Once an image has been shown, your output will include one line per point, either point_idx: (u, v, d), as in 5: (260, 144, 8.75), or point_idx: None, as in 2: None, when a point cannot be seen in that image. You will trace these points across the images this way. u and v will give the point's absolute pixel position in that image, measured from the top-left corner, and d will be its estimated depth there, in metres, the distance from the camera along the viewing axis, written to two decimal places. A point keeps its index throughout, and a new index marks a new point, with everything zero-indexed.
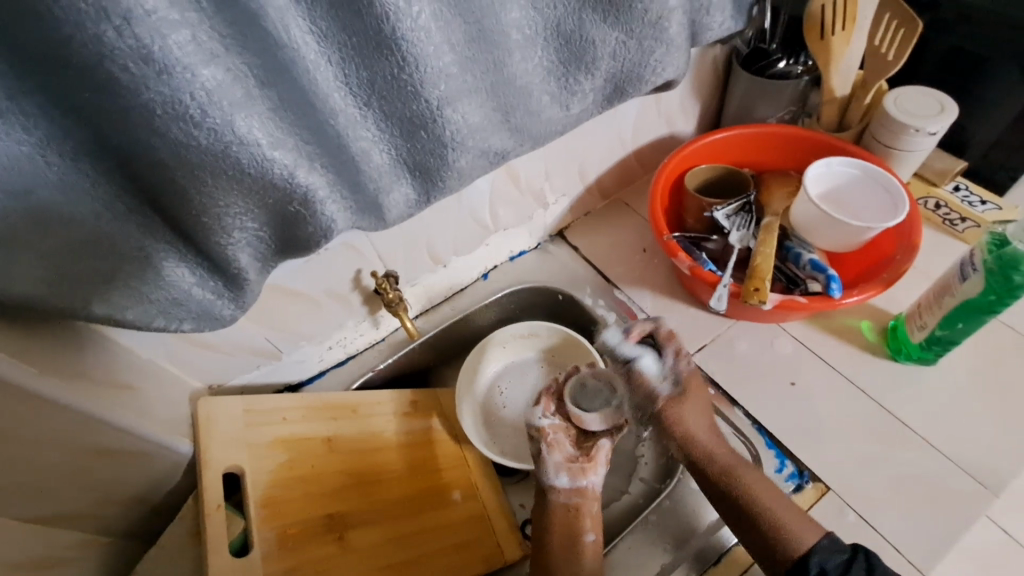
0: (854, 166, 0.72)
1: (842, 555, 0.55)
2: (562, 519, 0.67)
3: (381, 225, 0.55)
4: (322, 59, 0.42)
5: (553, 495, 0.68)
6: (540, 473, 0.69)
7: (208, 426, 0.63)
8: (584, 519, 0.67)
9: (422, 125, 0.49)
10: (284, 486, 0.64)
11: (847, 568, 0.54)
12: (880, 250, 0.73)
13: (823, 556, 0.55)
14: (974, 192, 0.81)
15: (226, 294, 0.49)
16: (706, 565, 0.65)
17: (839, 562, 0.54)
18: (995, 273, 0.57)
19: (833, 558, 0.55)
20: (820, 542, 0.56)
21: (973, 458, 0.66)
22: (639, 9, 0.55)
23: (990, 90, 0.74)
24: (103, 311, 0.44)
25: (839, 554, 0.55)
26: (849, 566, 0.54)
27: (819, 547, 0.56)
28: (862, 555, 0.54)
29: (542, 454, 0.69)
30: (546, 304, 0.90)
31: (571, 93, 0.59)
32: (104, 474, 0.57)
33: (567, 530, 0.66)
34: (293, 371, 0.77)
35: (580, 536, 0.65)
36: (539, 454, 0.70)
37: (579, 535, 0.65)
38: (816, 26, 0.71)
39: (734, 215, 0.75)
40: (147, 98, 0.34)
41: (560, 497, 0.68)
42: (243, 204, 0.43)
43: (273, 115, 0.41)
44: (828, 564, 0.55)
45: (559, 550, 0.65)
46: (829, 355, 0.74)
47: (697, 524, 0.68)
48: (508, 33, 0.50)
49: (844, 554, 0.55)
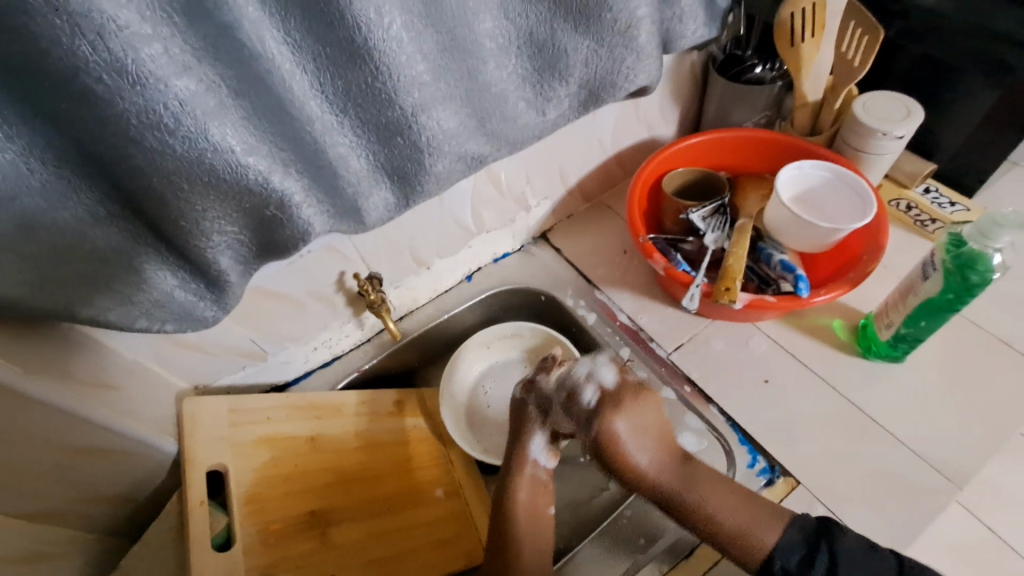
0: (826, 169, 0.74)
1: (803, 547, 0.57)
2: (527, 488, 0.69)
3: (360, 228, 0.57)
4: (297, 69, 0.43)
5: (527, 466, 0.70)
6: (525, 441, 0.71)
7: (192, 423, 0.65)
8: (542, 495, 0.70)
9: (398, 130, 0.50)
10: (267, 483, 0.65)
11: (808, 564, 0.56)
12: (851, 251, 0.75)
13: (785, 552, 0.57)
14: (944, 194, 0.83)
15: (208, 296, 0.51)
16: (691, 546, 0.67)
17: (801, 557, 0.57)
18: (953, 273, 0.59)
19: (792, 557, 0.57)
20: (780, 541, 0.58)
21: (939, 453, 0.67)
22: (608, 19, 0.57)
23: (957, 94, 0.77)
24: (89, 313, 0.47)
25: (798, 546, 0.57)
26: (812, 560, 0.56)
27: (780, 546, 0.58)
28: (823, 543, 0.56)
29: (535, 424, 0.71)
30: (530, 305, 0.92)
31: (547, 99, 0.61)
32: (91, 471, 0.59)
33: (530, 510, 0.68)
34: (279, 371, 0.78)
35: (542, 510, 0.69)
36: (533, 423, 0.71)
37: (542, 510, 0.69)
38: (785, 32, 0.72)
39: (710, 217, 0.77)
40: (122, 108, 0.36)
41: (529, 470, 0.70)
42: (221, 208, 0.44)
43: (248, 123, 0.43)
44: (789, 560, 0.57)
45: (527, 526, 0.67)
46: (802, 354, 0.76)
47: (658, 528, 0.70)
48: (481, 43, 0.52)
49: (803, 550, 0.57)
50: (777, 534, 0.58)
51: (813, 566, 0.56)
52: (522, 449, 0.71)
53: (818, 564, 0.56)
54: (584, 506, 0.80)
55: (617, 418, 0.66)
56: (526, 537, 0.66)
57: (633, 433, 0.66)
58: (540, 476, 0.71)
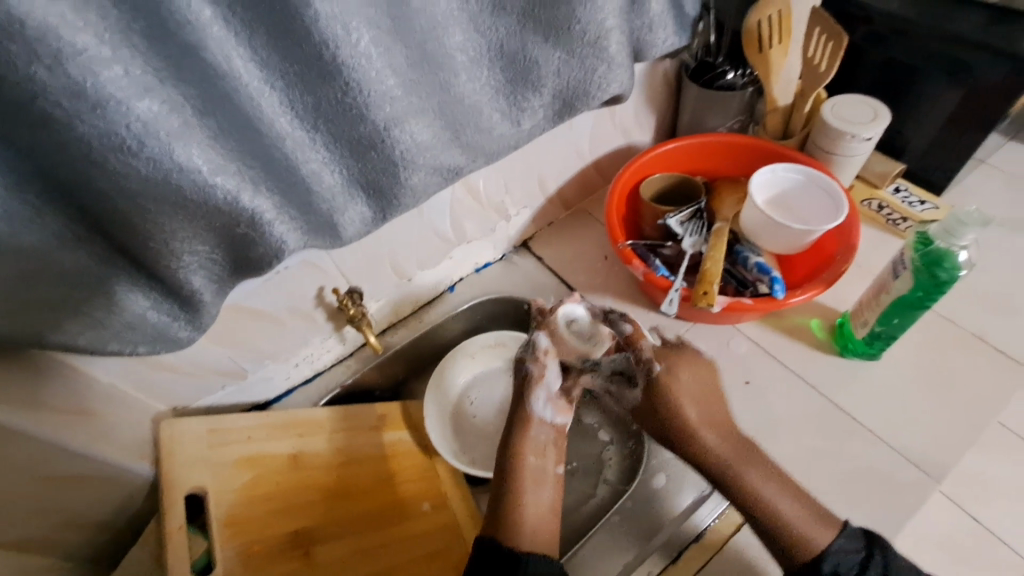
0: (799, 171, 0.75)
1: (859, 553, 0.59)
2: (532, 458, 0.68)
3: (337, 243, 0.57)
4: (265, 87, 0.43)
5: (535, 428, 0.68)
6: (530, 401, 0.68)
7: (170, 446, 0.64)
8: (550, 451, 0.70)
9: (371, 145, 0.50)
10: (247, 504, 0.64)
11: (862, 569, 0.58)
12: (824, 251, 0.76)
13: (838, 556, 0.59)
14: (913, 193, 0.85)
15: (182, 316, 0.51)
16: (679, 548, 0.67)
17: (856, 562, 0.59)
18: (922, 270, 0.60)
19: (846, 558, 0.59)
20: (834, 543, 0.60)
21: (918, 448, 0.68)
22: (578, 30, 0.57)
23: (922, 96, 0.79)
24: (57, 338, 0.46)
25: (853, 555, 0.59)
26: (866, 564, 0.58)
27: (834, 548, 0.59)
28: (877, 552, 0.58)
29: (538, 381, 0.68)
30: (512, 313, 0.92)
31: (521, 109, 0.62)
32: (66, 498, 0.58)
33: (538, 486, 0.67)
34: (259, 390, 0.77)
35: (544, 493, 0.67)
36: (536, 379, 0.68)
37: (550, 468, 0.69)
38: (753, 40, 0.74)
39: (688, 222, 0.78)
40: (83, 132, 0.35)
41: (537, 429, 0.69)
42: (190, 227, 0.44)
43: (214, 142, 0.42)
44: (842, 564, 0.59)
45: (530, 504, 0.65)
46: (782, 355, 0.77)
47: (664, 518, 0.70)
48: (452, 56, 0.52)
49: (858, 556, 0.59)
50: (830, 536, 0.60)
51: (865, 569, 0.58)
52: (528, 409, 0.68)
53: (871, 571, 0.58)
54: (573, 513, 0.80)
55: (677, 370, 0.68)
56: (532, 520, 0.64)
57: (684, 380, 0.68)
58: (547, 433, 0.70)
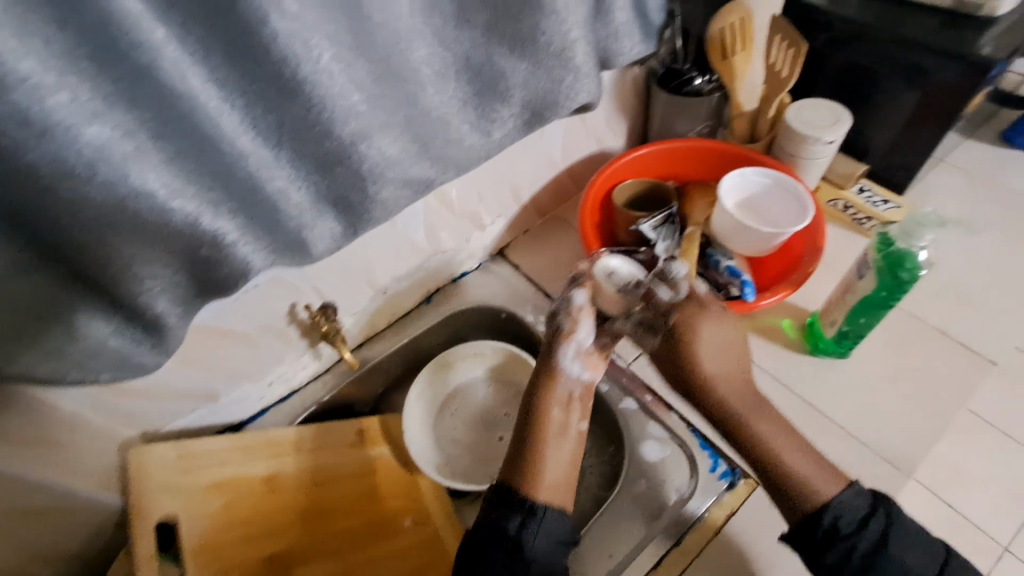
0: (766, 175, 0.77)
1: (864, 509, 0.59)
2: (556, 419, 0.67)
3: (307, 260, 0.56)
4: (224, 106, 0.42)
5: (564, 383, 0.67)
6: (559, 354, 0.67)
7: (140, 473, 0.62)
8: (576, 410, 0.69)
9: (337, 160, 0.50)
10: (222, 529, 0.63)
11: (863, 524, 0.58)
12: (793, 252, 0.78)
13: (841, 509, 0.59)
14: (877, 192, 0.88)
15: (145, 342, 0.49)
16: (680, 533, 0.68)
17: (857, 516, 0.59)
18: (885, 270, 0.62)
19: (849, 514, 0.59)
20: (839, 496, 0.59)
21: (888, 443, 0.70)
22: (544, 42, 0.58)
23: (881, 98, 0.81)
24: (15, 370, 0.44)
25: (860, 508, 0.59)
26: (868, 519, 0.58)
27: (840, 501, 0.59)
28: (881, 511, 0.59)
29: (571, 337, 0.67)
30: (489, 322, 0.91)
31: (490, 120, 0.62)
32: (31, 528, 0.61)
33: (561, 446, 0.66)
34: (233, 411, 0.76)
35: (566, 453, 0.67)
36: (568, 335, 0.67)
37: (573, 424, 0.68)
38: (716, 47, 0.75)
39: (661, 226, 0.79)
40: (30, 160, 0.34)
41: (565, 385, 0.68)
42: (150, 251, 0.43)
43: (173, 163, 0.41)
44: (844, 516, 0.59)
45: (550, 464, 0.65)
46: (756, 355, 0.78)
47: (669, 497, 0.70)
48: (417, 69, 0.51)
49: (862, 510, 0.59)
50: (838, 489, 0.60)
51: (865, 526, 0.58)
52: (557, 363, 0.67)
53: (871, 529, 0.58)
54: None
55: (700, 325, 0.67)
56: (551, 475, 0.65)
57: (704, 337, 0.67)
58: (575, 389, 0.69)
